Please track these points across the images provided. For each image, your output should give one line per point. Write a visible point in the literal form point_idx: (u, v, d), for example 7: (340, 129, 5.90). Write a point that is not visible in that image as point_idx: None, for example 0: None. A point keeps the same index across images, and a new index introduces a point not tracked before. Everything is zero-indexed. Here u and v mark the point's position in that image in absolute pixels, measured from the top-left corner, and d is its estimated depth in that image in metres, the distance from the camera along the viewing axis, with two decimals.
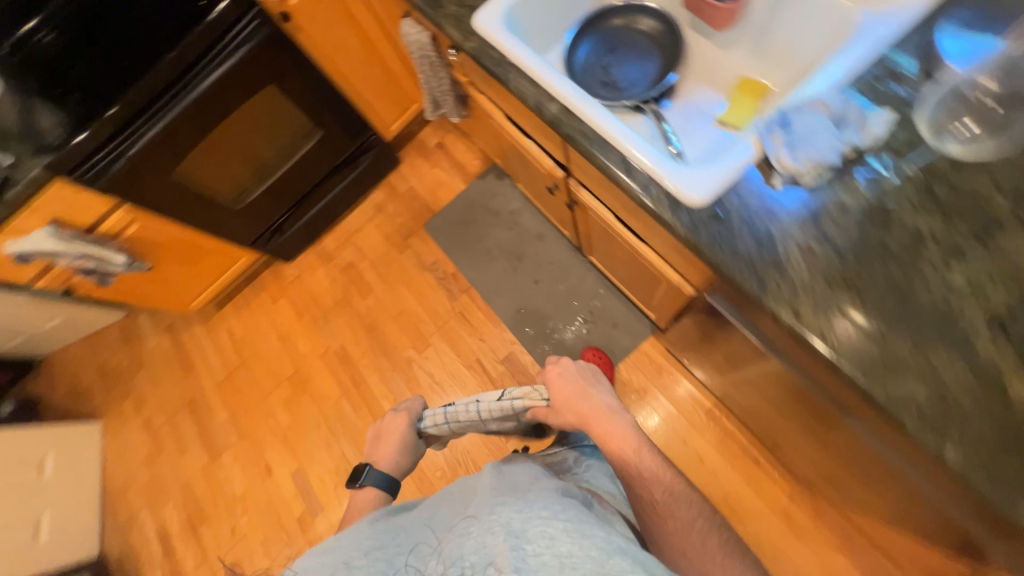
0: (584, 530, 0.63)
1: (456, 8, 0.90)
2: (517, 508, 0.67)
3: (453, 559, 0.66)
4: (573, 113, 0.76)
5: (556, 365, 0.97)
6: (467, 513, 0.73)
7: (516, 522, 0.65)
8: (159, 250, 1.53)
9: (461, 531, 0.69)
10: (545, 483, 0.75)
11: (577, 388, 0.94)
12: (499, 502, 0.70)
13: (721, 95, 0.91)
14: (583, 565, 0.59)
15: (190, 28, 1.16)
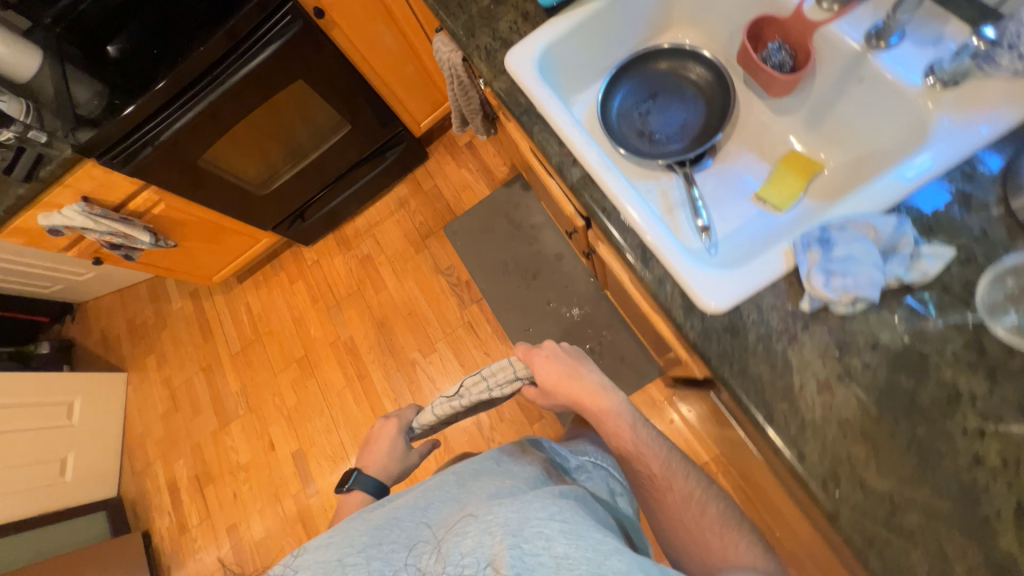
0: (582, 533, 0.61)
1: (489, 41, 0.84)
2: (513, 506, 0.65)
3: (448, 556, 0.62)
4: (595, 182, 0.71)
5: (543, 348, 0.93)
6: (464, 512, 0.70)
7: (513, 519, 0.62)
8: (183, 228, 1.57)
9: (457, 529, 0.66)
10: (542, 488, 0.73)
11: (567, 368, 0.91)
12: (495, 503, 0.67)
13: (765, 165, 0.83)
14: (580, 567, 0.57)
15: (221, 23, 1.11)
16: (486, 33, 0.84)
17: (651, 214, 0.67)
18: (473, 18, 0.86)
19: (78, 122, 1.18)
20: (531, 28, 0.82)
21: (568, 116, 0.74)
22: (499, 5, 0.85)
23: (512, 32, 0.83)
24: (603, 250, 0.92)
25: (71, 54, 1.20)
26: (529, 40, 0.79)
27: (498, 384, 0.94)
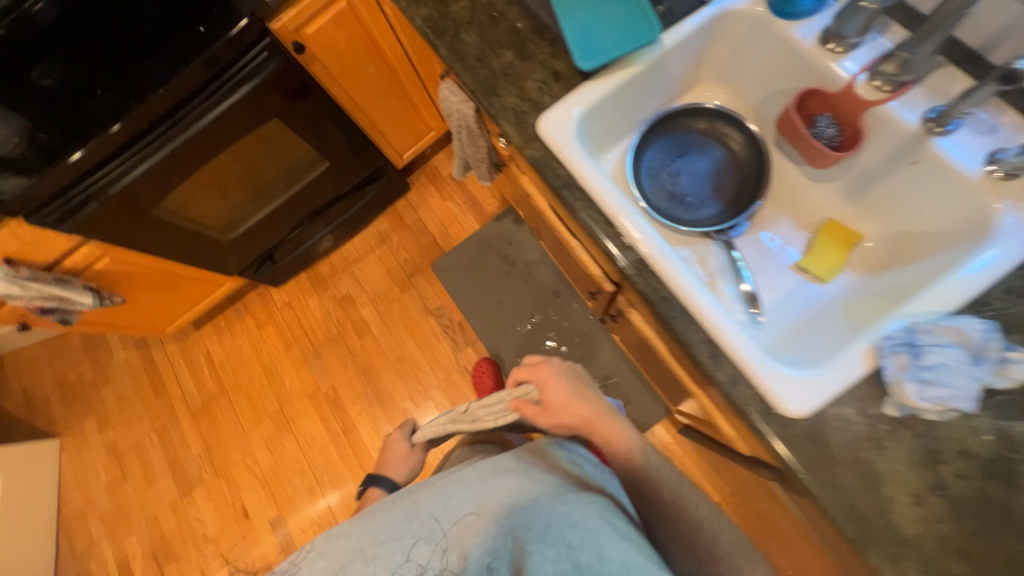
0: (610, 548, 0.56)
1: (516, 101, 0.76)
2: (533, 513, 0.59)
3: (468, 560, 0.57)
4: (653, 269, 0.65)
5: (549, 364, 0.83)
6: (487, 511, 0.62)
7: (537, 531, 0.57)
8: (132, 281, 1.36)
9: (477, 532, 0.60)
10: (568, 486, 0.64)
11: (575, 390, 0.80)
12: (515, 508, 0.60)
13: (802, 232, 0.81)
14: None
15: (186, 63, 0.95)
16: (511, 92, 0.76)
17: (718, 305, 0.62)
18: (495, 75, 0.78)
19: None
20: (563, 90, 0.75)
21: (618, 193, 0.68)
22: (524, 61, 0.78)
23: (542, 93, 0.75)
24: (636, 317, 0.87)
25: None
26: (564, 105, 0.73)
27: (494, 414, 0.80)
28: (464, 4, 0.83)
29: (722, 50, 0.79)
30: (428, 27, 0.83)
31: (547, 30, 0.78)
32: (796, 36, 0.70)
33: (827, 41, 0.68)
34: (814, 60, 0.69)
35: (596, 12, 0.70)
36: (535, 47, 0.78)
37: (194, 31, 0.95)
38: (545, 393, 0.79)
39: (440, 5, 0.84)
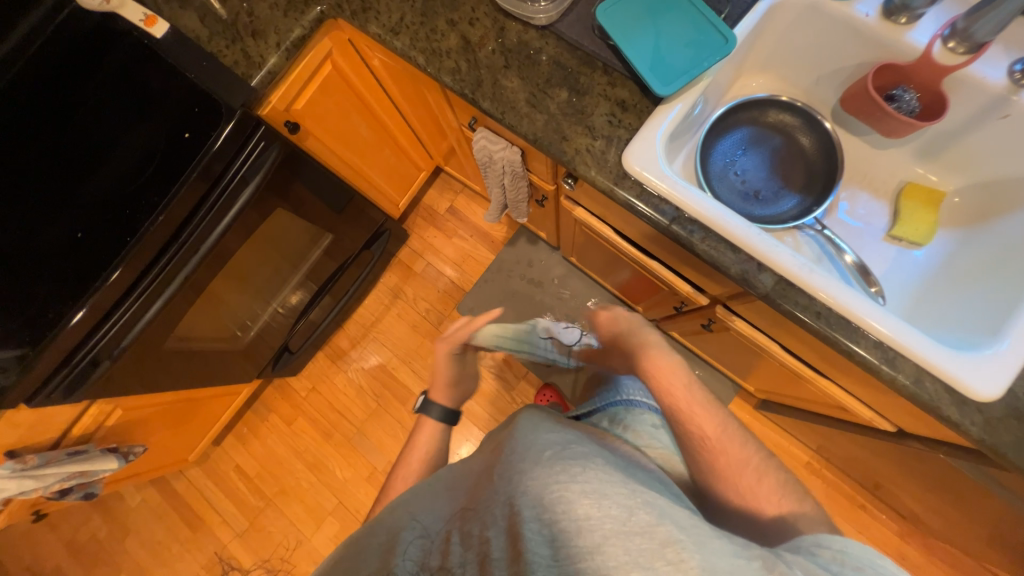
0: (620, 487, 0.46)
1: (588, 141, 0.70)
2: (526, 465, 0.49)
3: (470, 536, 0.48)
4: (796, 286, 0.63)
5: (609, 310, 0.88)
6: (489, 472, 0.55)
7: (533, 482, 0.47)
8: (147, 424, 1.18)
9: (479, 502, 0.51)
10: (580, 436, 0.56)
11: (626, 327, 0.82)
12: (509, 465, 0.51)
13: (882, 200, 0.81)
14: (602, 526, 0.42)
15: (179, 177, 0.82)
16: (580, 132, 0.71)
17: (874, 303, 0.61)
18: (556, 118, 0.72)
19: None
20: (636, 119, 0.70)
21: (734, 216, 0.65)
22: (583, 96, 0.72)
23: (614, 127, 0.70)
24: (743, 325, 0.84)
25: None
26: (645, 136, 0.68)
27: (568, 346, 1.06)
28: (493, 47, 0.76)
29: (770, 41, 0.77)
30: (459, 79, 0.75)
31: (598, 58, 0.72)
32: (857, 15, 0.68)
33: (893, 15, 0.67)
34: (883, 34, 0.68)
35: (659, 33, 0.65)
36: (592, 79, 0.72)
37: (179, 139, 0.83)
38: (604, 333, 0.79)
39: (466, 53, 0.76)
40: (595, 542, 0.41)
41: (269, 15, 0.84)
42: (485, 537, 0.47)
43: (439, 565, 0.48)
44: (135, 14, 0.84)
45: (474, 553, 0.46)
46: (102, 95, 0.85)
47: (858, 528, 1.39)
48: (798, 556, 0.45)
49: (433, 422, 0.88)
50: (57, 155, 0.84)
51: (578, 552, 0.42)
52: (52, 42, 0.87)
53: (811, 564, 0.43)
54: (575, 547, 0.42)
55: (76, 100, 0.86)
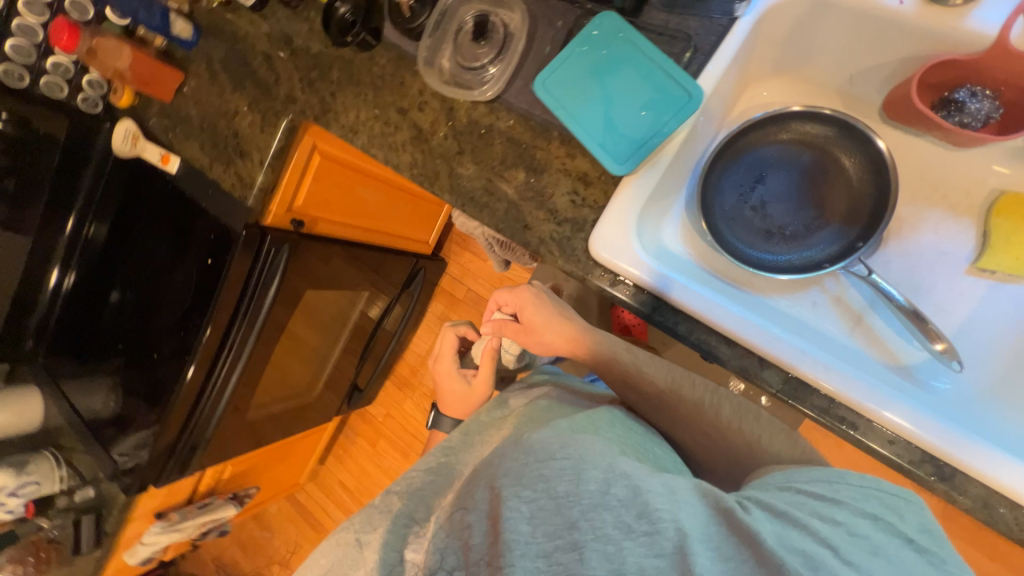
0: (596, 463, 0.48)
1: (552, 227, 0.64)
2: (512, 454, 0.52)
3: (452, 523, 0.52)
4: (810, 385, 0.53)
5: (530, 286, 0.82)
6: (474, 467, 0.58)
7: (516, 466, 0.50)
8: (255, 470, 1.42)
9: (461, 493, 0.54)
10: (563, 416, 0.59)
11: (552, 314, 0.79)
12: (498, 456, 0.54)
13: (965, 219, 0.62)
14: (580, 502, 0.45)
15: (213, 296, 0.92)
16: (543, 218, 0.64)
17: (900, 398, 0.50)
18: (515, 204, 0.66)
19: (109, 434, 1.04)
20: (601, 195, 0.61)
21: (726, 303, 0.55)
22: (541, 175, 0.64)
23: (578, 207, 0.62)
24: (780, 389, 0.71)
25: (67, 364, 1.09)
26: (614, 216, 0.59)
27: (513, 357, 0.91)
28: (445, 131, 0.70)
29: (774, 45, 0.60)
30: (417, 172, 0.72)
31: (553, 127, 0.64)
32: (888, 6, 0.51)
33: None
34: (928, 24, 0.50)
35: (611, 98, 0.55)
36: (549, 153, 0.64)
37: (205, 265, 0.93)
38: (531, 309, 0.80)
39: (420, 143, 0.72)
40: (570, 518, 0.45)
41: (250, 134, 0.89)
42: (466, 521, 0.50)
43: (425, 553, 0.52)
44: (155, 154, 0.96)
45: (456, 538, 0.50)
46: (150, 228, 1.00)
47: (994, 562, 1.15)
48: (772, 497, 0.50)
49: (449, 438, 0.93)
50: (135, 280, 1.02)
51: (556, 525, 0.45)
52: (119, 176, 1.04)
53: (806, 515, 0.47)
54: (553, 523, 0.45)
55: (138, 232, 1.02)
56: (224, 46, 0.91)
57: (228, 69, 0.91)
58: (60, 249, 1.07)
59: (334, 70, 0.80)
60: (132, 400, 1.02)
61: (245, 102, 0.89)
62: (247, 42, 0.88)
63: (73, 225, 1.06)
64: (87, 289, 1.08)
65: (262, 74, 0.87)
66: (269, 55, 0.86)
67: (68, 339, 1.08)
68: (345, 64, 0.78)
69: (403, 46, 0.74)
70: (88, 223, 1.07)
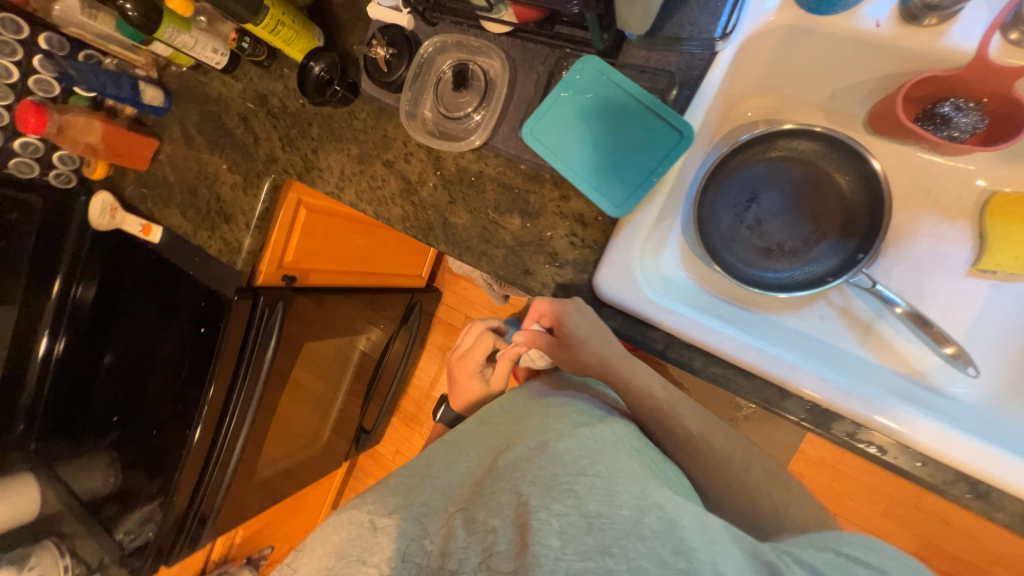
0: (630, 488, 0.45)
1: (554, 269, 0.63)
2: (541, 460, 0.50)
3: (473, 523, 0.48)
4: (834, 411, 0.52)
5: (575, 302, 0.60)
6: (493, 464, 0.56)
7: (545, 475, 0.48)
8: (266, 531, 1.37)
9: (483, 490, 0.51)
10: (589, 423, 0.54)
11: (591, 340, 0.59)
12: (524, 456, 0.52)
13: (960, 222, 0.62)
14: (614, 526, 0.43)
15: (209, 363, 0.89)
16: (543, 262, 0.63)
17: (925, 416, 0.50)
18: (514, 249, 0.65)
19: (109, 518, 0.98)
20: (600, 235, 0.60)
21: (740, 334, 0.55)
22: (537, 218, 0.64)
23: (578, 248, 0.61)
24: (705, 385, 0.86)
25: (64, 446, 1.05)
26: (615, 257, 0.58)
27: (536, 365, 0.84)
28: (435, 181, 0.70)
29: (753, 71, 0.61)
30: (410, 225, 0.71)
31: (544, 170, 0.63)
32: (867, 30, 0.51)
33: (915, 18, 0.49)
34: (905, 44, 0.50)
35: (600, 141, 0.55)
36: (543, 196, 0.63)
37: (198, 332, 0.90)
38: (563, 330, 0.59)
39: (409, 195, 0.71)
40: (603, 542, 0.42)
41: (232, 196, 0.87)
42: (489, 525, 0.46)
43: (442, 550, 0.48)
44: (134, 224, 0.94)
45: (477, 541, 0.46)
46: (139, 299, 0.98)
47: (1020, 542, 1.15)
48: (807, 553, 0.45)
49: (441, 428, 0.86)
50: (131, 349, 0.99)
51: (587, 547, 0.42)
52: (105, 247, 1.02)
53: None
54: (585, 544, 0.42)
55: (129, 303, 0.99)
56: (197, 109, 0.90)
57: (204, 132, 0.89)
58: (47, 314, 1.02)
59: (314, 127, 0.78)
60: (132, 473, 0.97)
61: (224, 164, 0.87)
62: (222, 104, 0.87)
63: (58, 292, 1.02)
64: (77, 366, 1.05)
65: (240, 135, 0.85)
66: (246, 115, 0.85)
67: (63, 419, 1.05)
68: (325, 120, 0.77)
69: (382, 100, 0.72)
70: (76, 283, 1.03)
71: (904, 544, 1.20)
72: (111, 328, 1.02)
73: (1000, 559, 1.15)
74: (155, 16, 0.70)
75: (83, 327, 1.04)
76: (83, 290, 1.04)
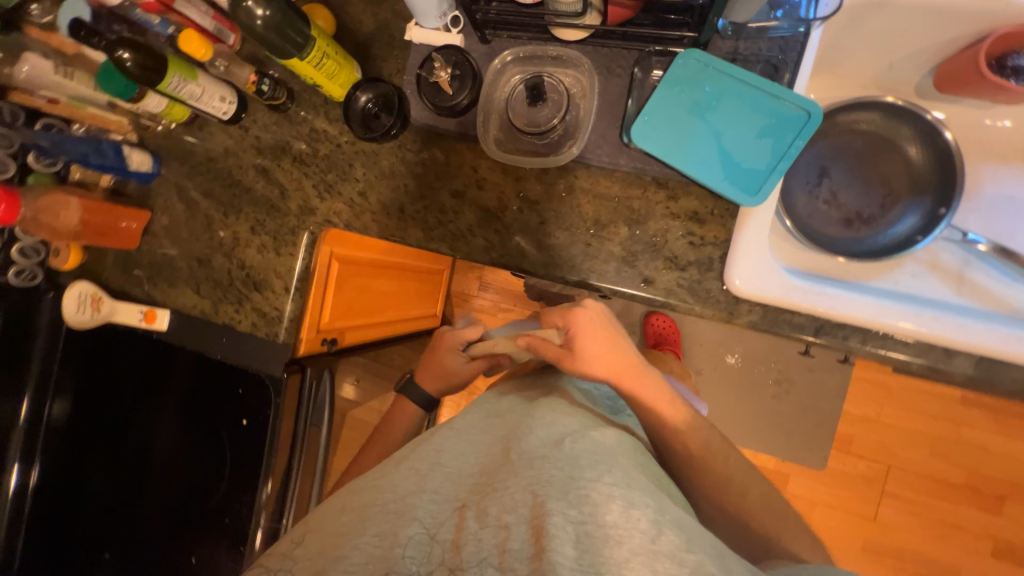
0: (647, 502, 0.45)
1: (676, 274, 0.59)
2: (559, 456, 0.48)
3: (484, 515, 0.45)
4: (1002, 360, 0.53)
5: (586, 309, 0.64)
6: (507, 452, 0.51)
7: (561, 475, 0.46)
8: None
9: (495, 482, 0.48)
10: (595, 425, 0.55)
11: (607, 342, 0.63)
12: (540, 449, 0.49)
13: (1016, 164, 0.68)
14: (631, 539, 0.41)
15: (258, 459, 0.76)
16: (663, 267, 0.59)
17: None
18: (625, 260, 0.60)
19: None
20: (720, 229, 0.58)
21: (894, 303, 0.54)
22: (645, 224, 0.60)
23: (698, 247, 0.58)
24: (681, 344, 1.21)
25: None
26: (747, 250, 0.56)
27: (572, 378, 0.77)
28: (518, 205, 0.64)
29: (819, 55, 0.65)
30: (497, 256, 0.64)
31: (646, 174, 0.60)
32: None
33: None
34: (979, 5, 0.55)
35: (719, 133, 0.56)
36: (647, 200, 0.60)
37: (239, 425, 0.78)
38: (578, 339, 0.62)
39: (491, 224, 0.65)
40: (622, 557, 0.40)
41: (262, 260, 0.75)
42: (503, 522, 0.44)
43: (452, 540, 0.44)
44: (133, 313, 0.79)
45: (491, 539, 0.43)
46: (148, 402, 0.83)
47: None
48: None
49: (411, 406, 0.88)
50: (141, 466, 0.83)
51: (604, 561, 0.40)
52: (81, 352, 0.84)
53: None
54: (602, 556, 0.41)
55: (134, 410, 0.84)
56: (196, 168, 0.77)
57: (210, 193, 0.77)
58: (16, 438, 0.82)
59: (356, 167, 0.70)
60: None
61: (246, 225, 0.75)
62: (229, 157, 0.76)
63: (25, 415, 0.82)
64: (60, 502, 0.84)
65: (261, 190, 0.75)
66: (265, 167, 0.74)
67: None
68: (370, 158, 0.69)
69: (438, 126, 0.65)
70: (45, 401, 0.83)
71: (954, 478, 1.26)
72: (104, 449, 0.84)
73: None
74: (161, 64, 0.60)
75: (61, 452, 0.84)
76: (59, 405, 0.84)
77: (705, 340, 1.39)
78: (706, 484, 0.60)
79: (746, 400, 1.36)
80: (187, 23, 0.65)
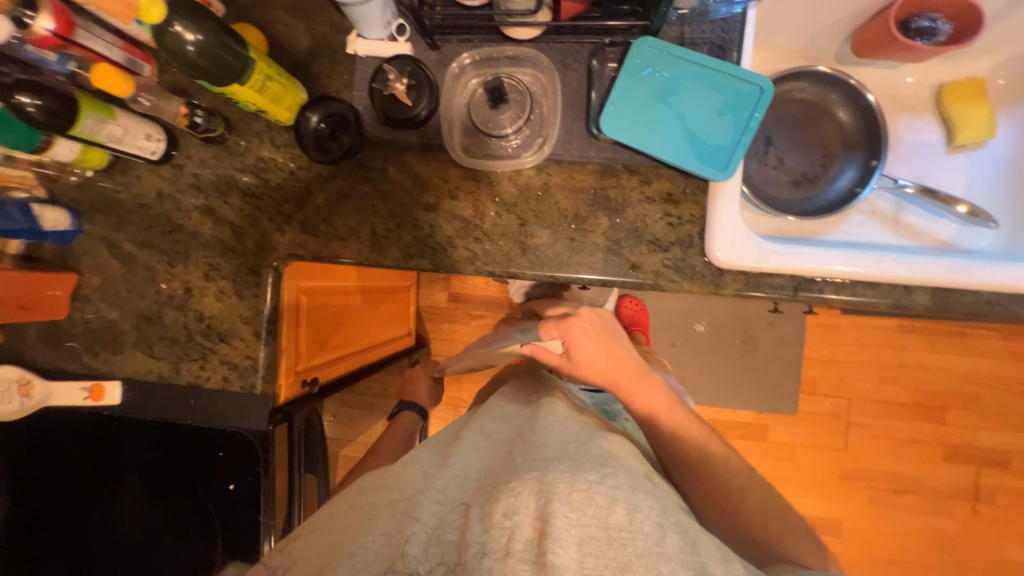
0: (650, 504, 0.44)
1: (660, 256, 0.60)
2: (563, 462, 0.46)
3: (488, 517, 0.42)
4: (954, 288, 0.59)
5: (581, 318, 0.64)
6: (513, 459, 0.49)
7: (565, 476, 0.44)
8: None
9: (499, 486, 0.46)
10: (597, 431, 0.55)
11: (604, 350, 0.63)
12: (545, 455, 0.47)
13: (924, 115, 0.76)
14: (634, 542, 0.40)
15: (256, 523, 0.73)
16: (647, 251, 0.61)
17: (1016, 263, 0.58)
18: (610, 249, 0.61)
19: None
20: (695, 207, 0.60)
21: (859, 252, 0.58)
22: (624, 212, 0.61)
23: (678, 227, 0.60)
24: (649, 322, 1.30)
25: None
26: (723, 222, 0.59)
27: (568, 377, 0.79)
28: (496, 210, 0.63)
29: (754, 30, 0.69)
30: (482, 266, 0.62)
31: (617, 162, 0.61)
32: None
33: None
34: None
35: (682, 116, 0.58)
36: (623, 187, 0.61)
37: (225, 491, 0.73)
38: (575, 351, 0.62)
39: (471, 234, 0.63)
40: (625, 559, 0.38)
41: (222, 308, 0.68)
42: (506, 526, 0.41)
43: (456, 540, 0.42)
44: (75, 393, 0.69)
45: (494, 539, 0.40)
46: (110, 486, 0.74)
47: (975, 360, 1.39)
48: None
49: None
50: (120, 558, 0.74)
51: (609, 564, 0.38)
52: (10, 445, 0.73)
53: None
54: (606, 557, 0.39)
55: (91, 497, 0.74)
56: (126, 216, 0.69)
57: (148, 243, 0.69)
58: None
59: (316, 193, 0.65)
60: None
61: (197, 272, 0.68)
62: (165, 201, 0.68)
63: None
64: None
65: (208, 231, 0.68)
66: (209, 206, 0.67)
67: None
68: (330, 182, 0.65)
69: (402, 139, 0.63)
70: None
71: (904, 399, 1.40)
72: (59, 547, 0.74)
73: (967, 378, 1.38)
74: (71, 106, 0.53)
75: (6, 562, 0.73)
76: None
77: (676, 314, 1.45)
78: (716, 449, 0.62)
79: (720, 363, 1.44)
80: (95, 58, 0.57)
